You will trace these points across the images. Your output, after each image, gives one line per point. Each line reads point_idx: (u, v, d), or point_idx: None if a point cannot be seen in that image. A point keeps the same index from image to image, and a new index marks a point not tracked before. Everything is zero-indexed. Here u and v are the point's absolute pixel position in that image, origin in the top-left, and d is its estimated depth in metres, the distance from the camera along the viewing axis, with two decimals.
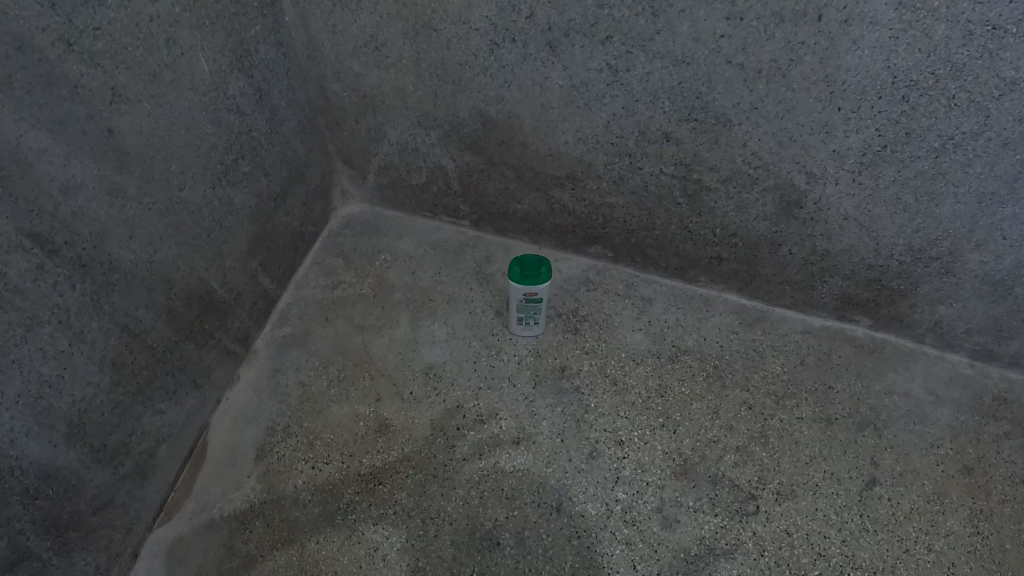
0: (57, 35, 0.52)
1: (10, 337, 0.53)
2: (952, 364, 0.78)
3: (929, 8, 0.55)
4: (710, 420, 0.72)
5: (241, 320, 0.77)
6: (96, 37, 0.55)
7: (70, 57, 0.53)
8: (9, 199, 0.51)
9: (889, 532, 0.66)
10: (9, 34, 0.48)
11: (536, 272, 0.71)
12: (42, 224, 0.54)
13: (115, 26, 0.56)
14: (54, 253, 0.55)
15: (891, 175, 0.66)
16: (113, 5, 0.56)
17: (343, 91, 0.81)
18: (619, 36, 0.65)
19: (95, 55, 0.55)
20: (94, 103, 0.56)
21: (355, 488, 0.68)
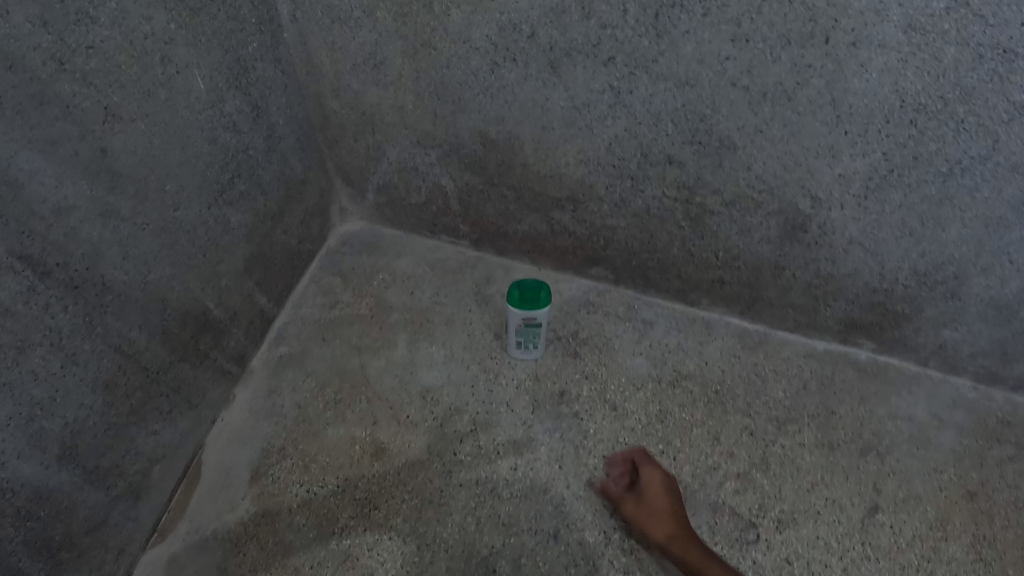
0: (49, 53, 0.51)
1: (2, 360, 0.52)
2: (955, 388, 0.77)
3: (938, 31, 0.54)
4: (710, 446, 0.71)
5: (237, 339, 0.77)
6: (88, 55, 0.54)
7: (63, 76, 0.52)
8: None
9: (891, 561, 0.65)
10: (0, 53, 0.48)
11: (535, 296, 0.71)
12: (35, 246, 0.53)
13: (108, 44, 0.56)
14: (46, 274, 0.55)
15: (896, 200, 0.65)
16: (106, 22, 0.55)
17: (342, 108, 0.80)
18: (622, 57, 0.64)
19: (88, 74, 0.54)
20: (87, 123, 0.56)
21: (351, 512, 0.67)
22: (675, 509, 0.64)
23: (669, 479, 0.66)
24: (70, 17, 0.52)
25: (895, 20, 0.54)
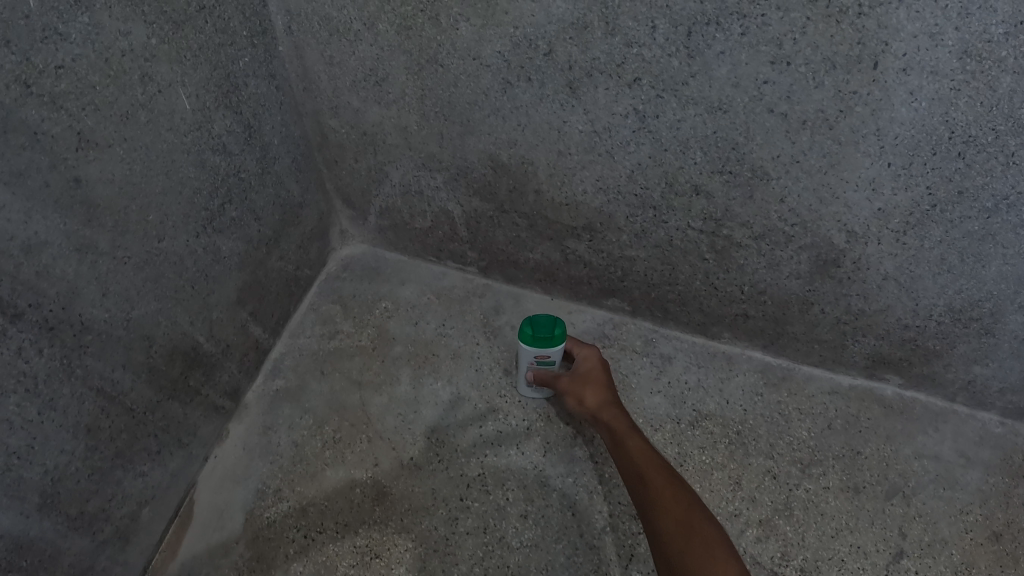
0: (13, 76, 0.46)
1: None
2: (982, 424, 0.73)
3: (994, 58, 0.49)
4: (731, 491, 0.68)
5: (230, 373, 0.72)
6: (58, 76, 0.49)
7: (29, 100, 0.47)
8: None
9: None
10: None
11: (549, 336, 0.66)
12: (3, 288, 0.48)
13: (81, 62, 0.50)
14: (17, 317, 0.50)
15: (937, 237, 0.61)
16: (78, 39, 0.50)
17: (341, 127, 0.75)
18: (649, 78, 0.59)
19: (58, 97, 0.49)
20: (59, 151, 0.50)
21: (350, 561, 0.63)
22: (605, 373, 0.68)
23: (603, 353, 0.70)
24: (36, 34, 0.46)
25: (950, 45, 0.50)
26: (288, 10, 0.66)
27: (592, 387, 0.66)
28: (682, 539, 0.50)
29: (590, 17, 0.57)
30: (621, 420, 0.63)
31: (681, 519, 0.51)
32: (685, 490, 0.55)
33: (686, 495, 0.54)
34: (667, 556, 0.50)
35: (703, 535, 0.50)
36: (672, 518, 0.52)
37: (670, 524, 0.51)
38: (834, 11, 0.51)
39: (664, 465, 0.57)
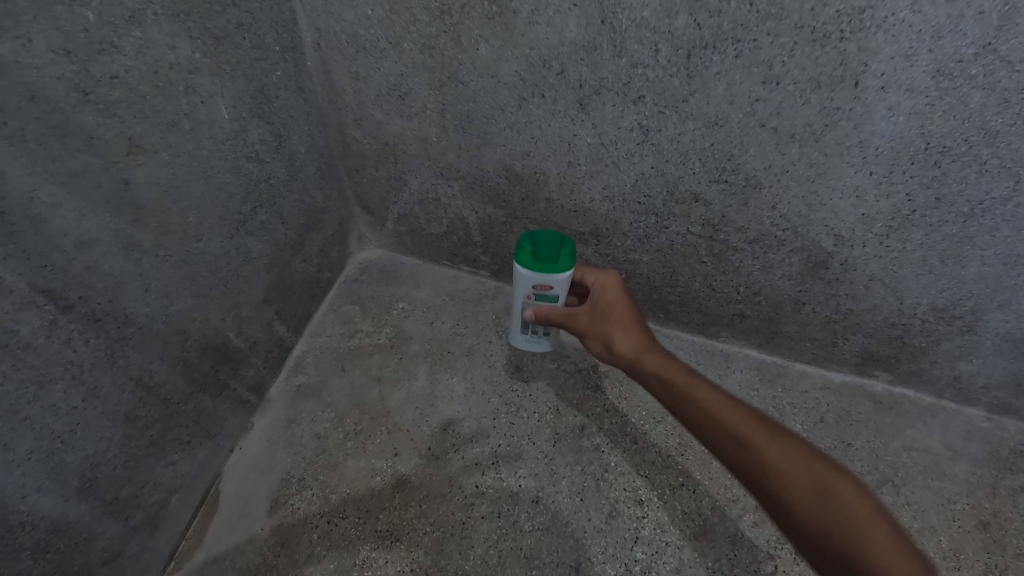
0: (72, 84, 0.50)
1: (24, 396, 0.52)
2: (970, 418, 0.78)
3: (965, 77, 0.54)
4: (729, 479, 0.72)
5: (256, 368, 0.76)
6: (113, 85, 0.53)
7: (86, 106, 0.52)
8: (23, 256, 0.49)
9: None
10: (23, 83, 0.47)
11: (553, 260, 0.67)
12: (56, 280, 0.52)
13: (133, 74, 0.55)
14: (68, 308, 0.54)
15: (918, 239, 0.66)
16: (130, 52, 0.54)
17: (364, 137, 0.81)
18: (652, 95, 0.65)
19: (111, 105, 0.54)
20: (111, 155, 0.55)
21: (372, 544, 0.67)
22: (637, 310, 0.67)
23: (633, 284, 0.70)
24: (93, 46, 0.51)
25: (924, 65, 0.55)
26: (317, 28, 0.72)
27: (628, 324, 0.65)
28: (793, 468, 0.49)
29: (599, 39, 0.62)
30: (675, 373, 0.60)
31: (787, 467, 0.49)
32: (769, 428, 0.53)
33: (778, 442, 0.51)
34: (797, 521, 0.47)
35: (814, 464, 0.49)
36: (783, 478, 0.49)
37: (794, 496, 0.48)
38: (819, 36, 0.56)
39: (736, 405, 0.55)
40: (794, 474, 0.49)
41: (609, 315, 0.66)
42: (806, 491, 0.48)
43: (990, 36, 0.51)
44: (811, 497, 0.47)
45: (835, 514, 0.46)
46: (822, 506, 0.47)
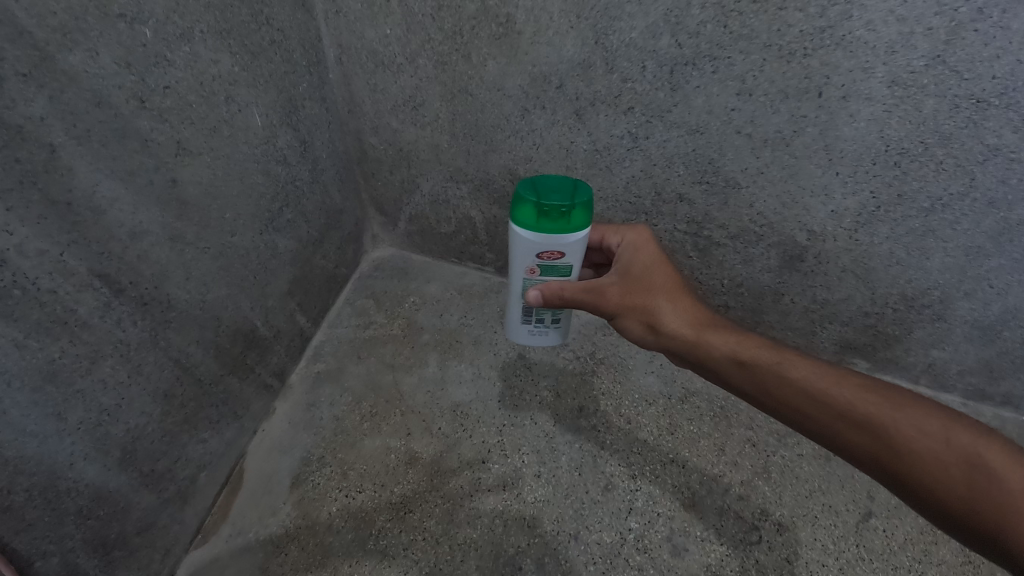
0: (132, 92, 0.56)
1: (77, 368, 0.57)
2: (946, 404, 0.86)
3: (918, 86, 0.61)
4: (715, 456, 0.79)
5: (279, 356, 0.83)
6: (165, 94, 0.60)
7: (143, 112, 0.58)
8: (83, 243, 0.55)
9: (884, 561, 0.71)
10: (91, 91, 0.53)
11: (558, 210, 0.69)
12: (111, 265, 0.58)
13: (182, 84, 0.62)
14: (120, 292, 0.60)
15: (884, 233, 0.73)
16: (181, 65, 0.61)
17: (380, 143, 0.90)
18: (640, 107, 0.73)
19: (164, 112, 0.60)
20: (162, 156, 0.61)
21: (387, 515, 0.73)
22: (681, 285, 0.72)
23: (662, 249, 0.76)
24: (150, 59, 0.58)
25: (880, 76, 0.62)
26: (340, 44, 0.81)
27: (680, 302, 0.71)
28: (914, 432, 0.54)
29: (593, 58, 0.71)
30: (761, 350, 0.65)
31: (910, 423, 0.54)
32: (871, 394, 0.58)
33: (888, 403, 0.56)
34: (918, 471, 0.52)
35: (938, 422, 0.54)
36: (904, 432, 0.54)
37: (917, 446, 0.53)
38: (785, 53, 0.64)
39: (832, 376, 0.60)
40: (917, 438, 0.53)
41: (647, 289, 0.72)
42: (934, 453, 0.52)
43: (938, 50, 0.59)
44: (939, 458, 0.52)
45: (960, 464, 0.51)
46: (953, 466, 0.51)
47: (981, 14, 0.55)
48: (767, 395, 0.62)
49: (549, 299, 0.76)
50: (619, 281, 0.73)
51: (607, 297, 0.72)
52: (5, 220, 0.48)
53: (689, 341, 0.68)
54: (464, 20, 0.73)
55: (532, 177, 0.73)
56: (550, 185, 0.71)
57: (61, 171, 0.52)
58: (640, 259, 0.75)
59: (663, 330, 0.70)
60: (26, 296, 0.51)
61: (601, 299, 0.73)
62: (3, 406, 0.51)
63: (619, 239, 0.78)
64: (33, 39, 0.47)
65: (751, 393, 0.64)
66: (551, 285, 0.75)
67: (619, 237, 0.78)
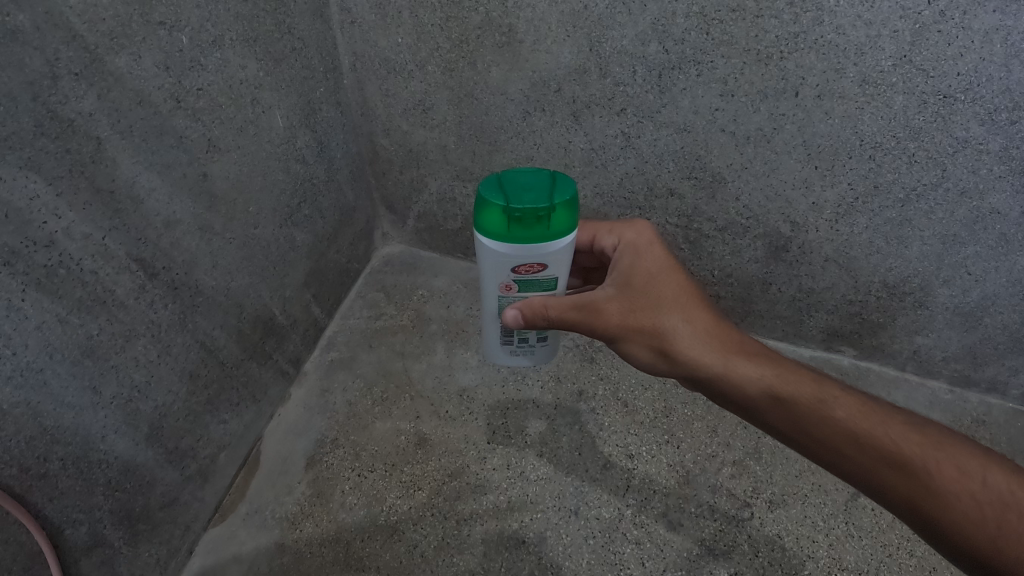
0: (169, 92, 0.62)
1: (112, 345, 0.60)
2: (933, 390, 0.90)
3: (887, 85, 0.66)
4: (709, 437, 0.83)
5: (295, 343, 0.89)
6: (199, 96, 0.65)
7: (178, 111, 0.63)
8: (123, 229, 0.59)
9: (872, 538, 0.74)
10: (134, 90, 0.58)
11: (532, 214, 0.63)
12: (147, 250, 0.62)
13: (213, 87, 0.67)
14: (153, 276, 0.64)
15: (863, 223, 0.77)
16: (212, 69, 0.67)
17: (391, 145, 0.96)
18: (632, 108, 0.78)
19: (196, 111, 0.66)
20: (194, 152, 0.66)
21: (397, 493, 0.76)
22: (692, 295, 0.69)
23: (659, 249, 0.73)
24: (186, 64, 0.63)
25: (851, 76, 0.67)
26: (354, 53, 0.87)
27: (691, 317, 0.68)
28: (950, 472, 0.52)
29: (588, 64, 0.77)
30: (779, 378, 0.62)
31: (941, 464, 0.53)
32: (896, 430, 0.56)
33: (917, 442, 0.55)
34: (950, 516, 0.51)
35: (970, 463, 0.53)
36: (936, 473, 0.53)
37: (948, 487, 0.52)
38: (763, 57, 0.69)
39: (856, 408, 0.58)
40: (951, 478, 0.52)
41: (653, 301, 0.68)
42: (969, 495, 0.51)
43: (905, 50, 0.64)
44: (975, 502, 0.50)
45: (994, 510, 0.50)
46: (987, 509, 0.50)
47: (943, 16, 0.61)
48: (783, 420, 0.60)
49: (533, 319, 0.71)
50: (617, 295, 0.69)
51: (608, 315, 0.68)
52: (55, 205, 0.52)
53: (704, 362, 0.65)
54: (470, 29, 0.79)
55: (498, 176, 0.66)
56: (520, 185, 0.65)
57: (105, 163, 0.56)
58: (642, 267, 0.71)
59: (674, 350, 0.67)
60: (69, 275, 0.55)
61: (601, 316, 0.68)
62: (44, 377, 0.54)
63: (613, 241, 0.76)
64: (84, 42, 0.52)
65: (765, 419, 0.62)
66: (530, 303, 0.71)
67: (615, 238, 0.76)
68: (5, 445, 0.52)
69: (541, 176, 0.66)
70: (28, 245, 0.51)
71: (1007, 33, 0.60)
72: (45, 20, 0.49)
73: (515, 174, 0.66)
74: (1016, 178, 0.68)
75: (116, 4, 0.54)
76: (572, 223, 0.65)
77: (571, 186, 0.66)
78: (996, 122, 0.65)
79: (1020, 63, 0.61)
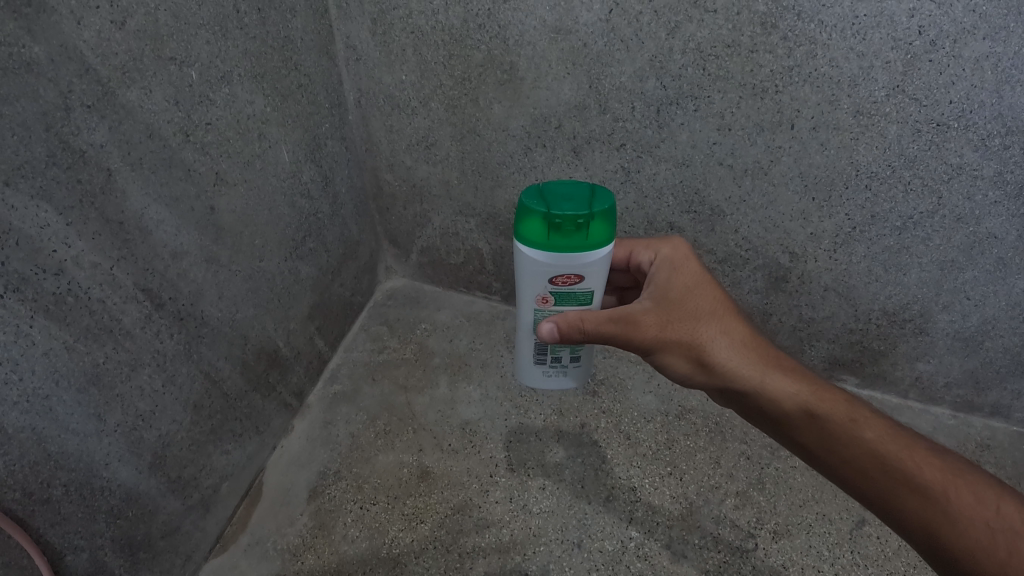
0: (178, 126, 0.63)
1: (118, 374, 0.61)
2: (935, 416, 0.89)
3: (880, 114, 0.68)
4: (712, 469, 0.82)
5: (299, 376, 0.89)
6: (207, 130, 0.67)
7: (187, 145, 0.65)
8: (132, 258, 0.60)
9: (879, 567, 0.72)
10: (144, 123, 0.59)
11: (573, 221, 0.64)
12: (154, 281, 0.63)
13: (221, 121, 0.69)
14: (160, 306, 0.64)
15: (862, 252, 0.78)
16: (221, 104, 0.68)
17: (395, 180, 0.98)
18: (630, 143, 0.80)
19: (205, 145, 0.67)
20: (202, 185, 0.68)
21: (399, 525, 0.76)
22: (728, 306, 0.68)
23: (696, 265, 0.71)
24: (195, 99, 0.65)
25: (845, 107, 0.69)
26: (360, 89, 0.89)
27: (727, 329, 0.66)
28: (968, 498, 0.51)
29: (588, 100, 0.79)
30: (814, 397, 0.62)
31: (963, 491, 0.52)
32: (925, 457, 0.55)
33: (942, 469, 0.54)
34: (961, 542, 0.50)
35: (987, 492, 0.52)
36: (957, 498, 0.51)
37: (965, 513, 0.51)
38: (758, 91, 0.71)
39: (886, 432, 0.58)
40: (967, 504, 0.51)
41: (689, 314, 0.66)
42: (983, 521, 0.50)
43: (897, 80, 0.65)
44: (989, 528, 0.49)
45: (1009, 538, 0.48)
46: (999, 535, 0.49)
47: (934, 46, 0.62)
48: (812, 438, 0.60)
49: (568, 333, 0.67)
50: (654, 308, 0.66)
51: (645, 328, 0.65)
52: (65, 233, 0.53)
53: (740, 376, 0.64)
54: (473, 67, 0.81)
55: (539, 188, 0.68)
56: (561, 195, 0.66)
57: (116, 194, 0.58)
58: (678, 282, 0.69)
59: (711, 364, 0.65)
60: (77, 303, 0.56)
61: (639, 329, 0.65)
62: (50, 403, 0.54)
63: (649, 257, 0.74)
64: (97, 75, 0.54)
65: (799, 438, 0.61)
66: (568, 316, 0.67)
67: (651, 253, 0.74)
68: (9, 468, 0.52)
69: (581, 188, 0.67)
70: (38, 272, 0.52)
71: (996, 60, 0.61)
72: (60, 52, 0.51)
73: (556, 186, 0.68)
74: (1012, 202, 0.68)
75: (129, 40, 0.56)
76: (608, 235, 0.66)
77: (610, 197, 0.67)
78: (989, 148, 0.66)
79: (1010, 89, 0.62)
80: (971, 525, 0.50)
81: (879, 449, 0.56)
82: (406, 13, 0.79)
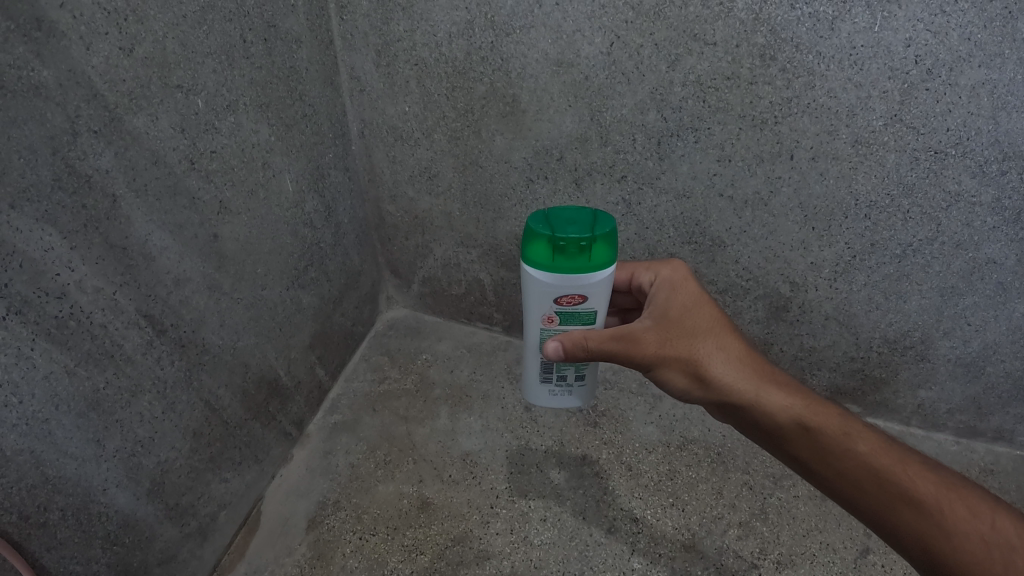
0: (183, 154, 0.64)
1: (118, 399, 0.60)
2: (939, 442, 0.88)
3: (879, 144, 0.69)
4: (714, 500, 0.81)
5: (298, 405, 0.89)
6: (212, 158, 0.68)
7: (191, 172, 0.65)
8: (134, 285, 0.60)
9: None
10: (150, 151, 0.60)
11: (577, 244, 0.65)
12: (156, 307, 0.63)
13: (226, 150, 0.70)
14: (162, 332, 0.64)
15: (861, 281, 0.79)
16: (226, 133, 0.69)
17: (397, 211, 0.98)
18: (632, 175, 0.81)
19: (209, 174, 0.68)
20: (206, 214, 0.68)
21: (399, 556, 0.75)
22: (725, 324, 0.67)
23: (694, 286, 0.71)
24: (201, 127, 0.66)
25: (843, 137, 0.70)
26: (364, 121, 0.91)
27: (725, 345, 0.66)
28: (962, 511, 0.51)
29: (590, 132, 0.80)
30: (809, 412, 0.61)
31: (957, 504, 0.52)
32: (919, 470, 0.55)
33: (936, 483, 0.54)
34: (955, 555, 0.50)
35: (982, 506, 0.52)
36: (952, 512, 0.51)
37: (960, 526, 0.50)
38: (758, 122, 0.72)
39: (881, 447, 0.57)
40: (962, 519, 0.51)
41: (688, 331, 0.66)
42: (978, 535, 0.50)
43: (894, 109, 0.66)
44: (984, 542, 0.49)
45: (1003, 551, 0.48)
46: (995, 549, 0.49)
47: (930, 75, 0.63)
48: (809, 452, 0.60)
49: (572, 351, 0.67)
50: (653, 326, 0.66)
51: (645, 345, 0.65)
52: (68, 256, 0.54)
53: (738, 391, 0.64)
54: (475, 99, 0.82)
55: (544, 211, 0.69)
56: (565, 218, 0.67)
57: (121, 220, 0.58)
58: (676, 300, 0.69)
59: (709, 380, 0.65)
60: (79, 327, 0.55)
61: (638, 347, 0.65)
62: (49, 427, 0.54)
63: (650, 278, 0.74)
64: (104, 101, 0.55)
65: (795, 453, 0.61)
66: (573, 335, 0.67)
67: (651, 275, 0.74)
68: (7, 491, 0.52)
69: (585, 212, 0.68)
70: (40, 296, 0.52)
71: (992, 87, 0.62)
72: (68, 77, 0.51)
73: (561, 210, 0.69)
74: (1010, 227, 0.69)
75: (137, 67, 0.57)
76: (611, 257, 0.67)
77: (613, 221, 0.68)
78: (987, 174, 0.67)
79: (1006, 115, 0.63)
80: (965, 538, 0.50)
81: (874, 463, 0.56)
82: (410, 46, 0.81)
